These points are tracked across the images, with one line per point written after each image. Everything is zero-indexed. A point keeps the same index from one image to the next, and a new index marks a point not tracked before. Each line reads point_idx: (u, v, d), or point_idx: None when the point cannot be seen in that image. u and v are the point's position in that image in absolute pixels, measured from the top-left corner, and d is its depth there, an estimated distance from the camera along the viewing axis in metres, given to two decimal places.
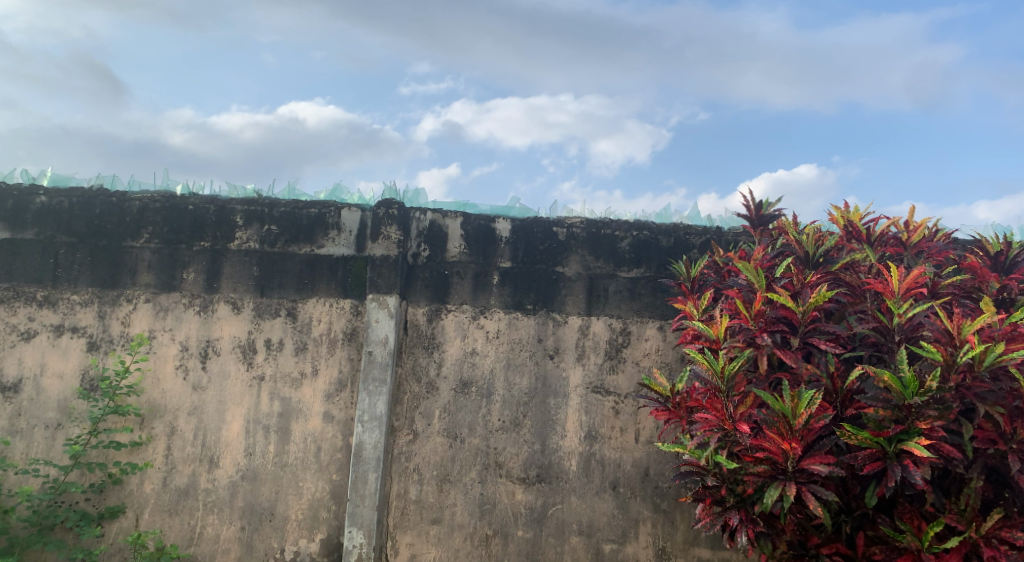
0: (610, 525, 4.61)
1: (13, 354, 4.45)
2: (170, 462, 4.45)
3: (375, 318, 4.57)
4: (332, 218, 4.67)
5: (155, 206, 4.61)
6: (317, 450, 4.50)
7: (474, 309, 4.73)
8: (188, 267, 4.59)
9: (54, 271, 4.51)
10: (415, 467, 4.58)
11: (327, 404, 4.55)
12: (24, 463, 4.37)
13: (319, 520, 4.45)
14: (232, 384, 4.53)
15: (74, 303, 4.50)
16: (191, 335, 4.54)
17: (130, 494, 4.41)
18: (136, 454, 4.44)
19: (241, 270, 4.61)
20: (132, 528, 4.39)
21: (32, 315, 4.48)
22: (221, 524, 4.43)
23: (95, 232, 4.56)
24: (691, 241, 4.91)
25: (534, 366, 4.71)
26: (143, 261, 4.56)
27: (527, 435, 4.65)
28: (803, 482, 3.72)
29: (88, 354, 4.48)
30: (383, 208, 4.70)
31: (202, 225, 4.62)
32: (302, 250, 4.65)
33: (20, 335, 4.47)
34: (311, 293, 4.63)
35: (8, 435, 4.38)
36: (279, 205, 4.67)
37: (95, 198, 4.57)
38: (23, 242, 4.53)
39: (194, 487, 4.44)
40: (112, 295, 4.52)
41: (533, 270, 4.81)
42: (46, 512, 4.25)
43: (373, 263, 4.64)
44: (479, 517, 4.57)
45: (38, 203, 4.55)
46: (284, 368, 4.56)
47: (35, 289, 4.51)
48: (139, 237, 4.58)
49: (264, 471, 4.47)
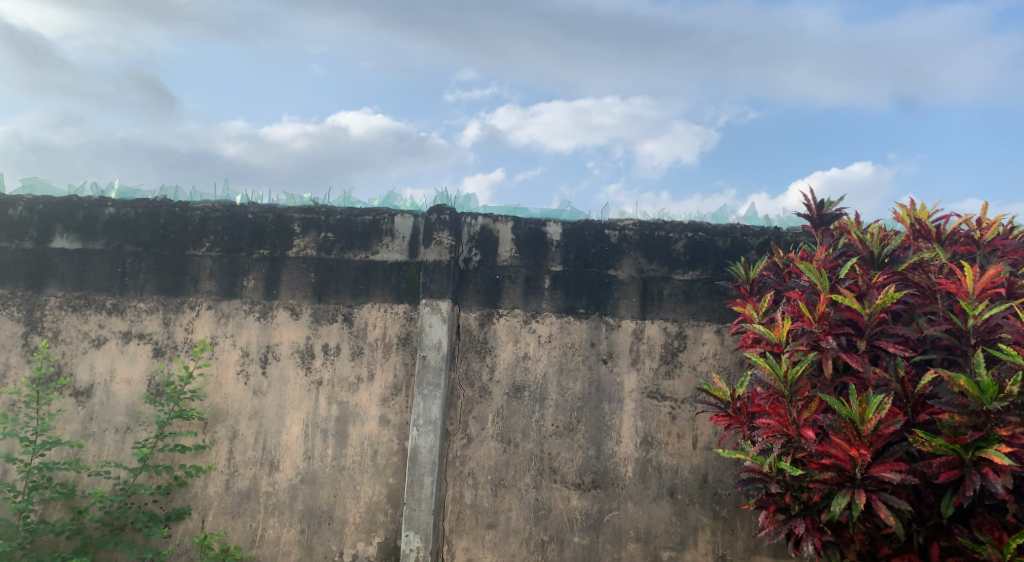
0: (668, 532, 4.53)
1: (85, 360, 4.62)
2: (232, 465, 4.56)
3: (428, 322, 4.61)
4: (385, 225, 4.74)
5: (216, 215, 4.74)
6: (374, 454, 4.56)
7: (527, 313, 4.72)
8: (249, 275, 4.70)
9: (123, 280, 4.68)
10: (469, 472, 4.59)
11: (383, 408, 4.60)
12: (96, 465, 4.52)
13: (376, 523, 4.50)
14: (292, 388, 4.62)
15: (141, 311, 4.66)
16: (251, 340, 4.65)
17: (195, 497, 4.53)
18: (200, 457, 4.56)
19: (298, 277, 4.70)
20: (197, 529, 4.51)
21: (102, 322, 4.65)
22: (281, 527, 4.51)
23: (160, 241, 4.71)
24: (748, 242, 4.80)
25: (588, 371, 4.67)
26: (205, 269, 4.70)
27: (582, 440, 4.61)
28: (873, 490, 3.58)
29: (154, 360, 4.62)
30: (435, 214, 4.72)
31: (261, 233, 4.73)
32: (357, 256, 4.72)
33: (91, 341, 4.63)
34: (366, 299, 4.69)
35: (81, 438, 4.54)
36: (335, 212, 4.74)
37: (159, 209, 4.73)
38: (92, 252, 4.70)
39: (255, 489, 4.54)
40: (176, 303, 4.67)
41: (585, 274, 4.77)
42: (118, 513, 4.39)
43: (426, 268, 4.68)
44: (536, 522, 4.55)
45: (106, 215, 4.72)
46: (341, 373, 4.63)
47: (104, 297, 4.67)
48: (201, 246, 4.71)
49: (322, 474, 4.55)
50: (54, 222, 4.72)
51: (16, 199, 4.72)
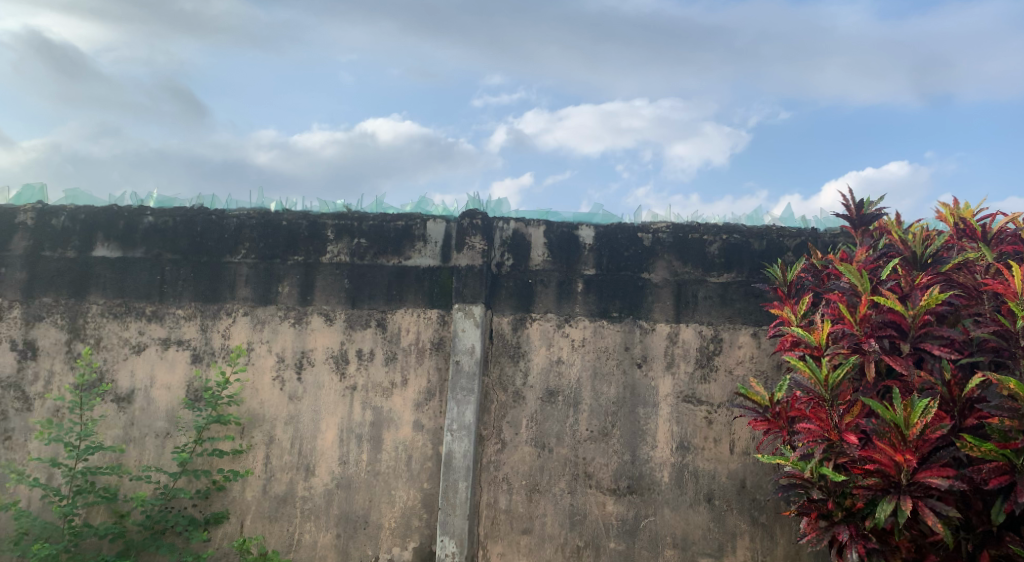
0: (706, 538, 4.46)
1: (126, 366, 4.70)
2: (269, 469, 4.60)
3: (461, 327, 4.60)
4: (418, 230, 4.75)
5: (252, 222, 4.81)
6: (408, 458, 4.57)
7: (559, 317, 4.69)
8: (284, 281, 4.75)
9: (161, 287, 4.76)
10: (503, 477, 4.57)
11: (417, 413, 4.61)
12: (137, 469, 4.60)
13: (411, 528, 4.51)
14: (327, 393, 4.65)
15: (180, 317, 4.73)
16: (287, 346, 4.70)
17: (233, 501, 4.58)
18: (237, 461, 4.61)
19: (332, 282, 4.74)
20: (236, 534, 4.56)
21: (142, 329, 4.73)
22: (318, 531, 4.54)
23: (197, 249, 4.79)
24: (785, 244, 4.72)
25: (622, 375, 4.63)
26: (242, 275, 4.76)
27: (616, 446, 4.56)
28: (920, 497, 3.48)
29: (192, 366, 4.69)
30: (467, 219, 4.73)
31: (296, 239, 4.78)
32: (390, 262, 4.74)
33: (131, 348, 4.72)
34: (399, 304, 4.70)
35: (123, 443, 4.62)
36: (368, 218, 4.78)
37: (197, 217, 4.81)
38: (132, 260, 4.79)
39: (292, 494, 4.58)
40: (214, 309, 4.73)
41: (619, 277, 4.73)
42: (158, 517, 4.46)
43: (458, 273, 4.68)
44: (571, 528, 4.51)
45: (145, 224, 4.81)
46: (375, 378, 4.65)
47: (144, 304, 4.75)
48: (237, 253, 4.78)
49: (358, 479, 4.57)
50: (95, 231, 4.82)
51: (59, 209, 4.84)
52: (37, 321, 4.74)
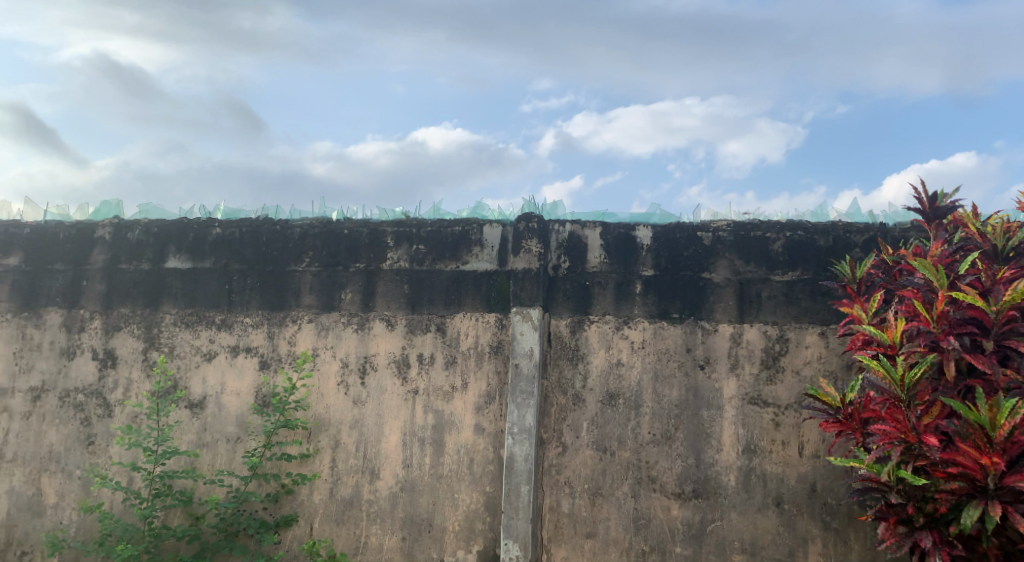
0: (776, 543, 4.35)
1: (199, 373, 4.87)
2: (335, 473, 4.69)
3: (519, 331, 4.61)
4: (475, 235, 4.79)
5: (314, 231, 4.93)
6: (470, 462, 4.59)
7: (619, 319, 4.65)
8: (346, 288, 4.85)
9: (230, 296, 4.91)
10: (566, 481, 4.55)
11: (478, 416, 4.63)
12: (210, 473, 4.75)
13: (475, 531, 4.53)
14: (389, 398, 4.72)
15: (248, 325, 4.88)
16: (350, 351, 4.79)
17: (302, 504, 4.68)
18: (305, 465, 4.72)
19: (392, 288, 4.81)
20: (305, 536, 4.66)
21: (213, 337, 4.89)
22: (384, 534, 4.60)
23: (263, 258, 4.93)
24: (852, 239, 4.57)
25: (684, 377, 4.55)
26: (306, 283, 4.87)
27: (680, 449, 4.49)
28: (1008, 502, 3.30)
29: (260, 372, 4.83)
30: (523, 223, 4.74)
31: (357, 247, 4.87)
32: (448, 267, 4.78)
33: (203, 355, 4.88)
34: (458, 309, 4.74)
35: (197, 448, 4.79)
36: (426, 224, 4.84)
37: (262, 227, 4.95)
38: (202, 270, 4.96)
39: (358, 497, 4.65)
40: (279, 317, 4.86)
41: (679, 278, 4.66)
42: (231, 519, 4.60)
43: (516, 277, 4.69)
44: (635, 532, 4.46)
45: (214, 235, 4.99)
46: (435, 383, 4.70)
47: (214, 313, 4.92)
48: (301, 261, 4.90)
49: (421, 482, 4.62)
50: (167, 243, 5.01)
51: (134, 223, 5.05)
52: (115, 331, 4.95)
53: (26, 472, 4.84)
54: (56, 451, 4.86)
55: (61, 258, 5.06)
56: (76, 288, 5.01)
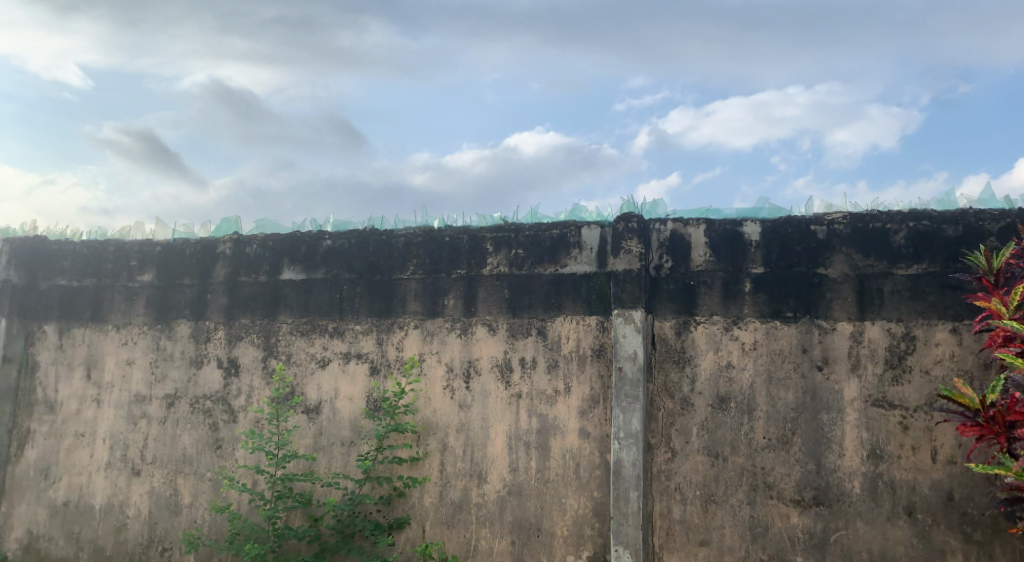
0: (908, 555, 4.06)
1: (314, 379, 5.07)
2: (444, 477, 4.75)
3: (622, 333, 4.52)
4: (574, 237, 4.75)
5: (417, 240, 5.04)
6: (577, 466, 4.55)
7: (727, 319, 4.48)
8: (448, 294, 4.91)
9: (341, 304, 5.09)
10: (676, 487, 4.41)
11: (582, 420, 4.58)
12: (327, 476, 4.92)
13: (584, 537, 4.48)
14: (493, 402, 4.74)
15: (358, 332, 5.03)
16: (454, 356, 4.85)
17: (413, 507, 4.77)
18: (415, 469, 4.80)
19: (494, 293, 4.84)
20: (418, 538, 4.74)
21: (326, 345, 5.08)
22: (493, 538, 4.62)
23: (370, 267, 5.08)
24: (985, 228, 4.22)
25: (801, 379, 4.33)
26: (410, 290, 4.98)
27: (798, 454, 4.27)
28: None
29: (370, 378, 4.97)
30: (623, 223, 4.65)
31: (459, 254, 4.94)
32: (548, 270, 4.76)
33: (318, 362, 5.08)
34: (559, 312, 4.71)
35: (314, 451, 4.98)
36: (524, 229, 4.84)
37: (369, 238, 5.12)
38: (315, 280, 5.16)
39: (466, 501, 4.69)
40: (387, 323, 4.99)
41: (790, 274, 4.44)
42: (348, 521, 4.74)
43: (616, 278, 4.60)
44: (752, 541, 4.27)
45: (324, 246, 5.19)
46: (539, 387, 4.68)
47: (327, 321, 5.10)
48: (406, 269, 5.01)
49: (529, 487, 4.61)
50: (282, 256, 5.26)
51: (251, 238, 5.33)
52: (237, 341, 5.23)
53: (164, 473, 5.17)
54: (189, 454, 5.17)
55: (188, 273, 5.40)
56: (202, 301, 5.33)
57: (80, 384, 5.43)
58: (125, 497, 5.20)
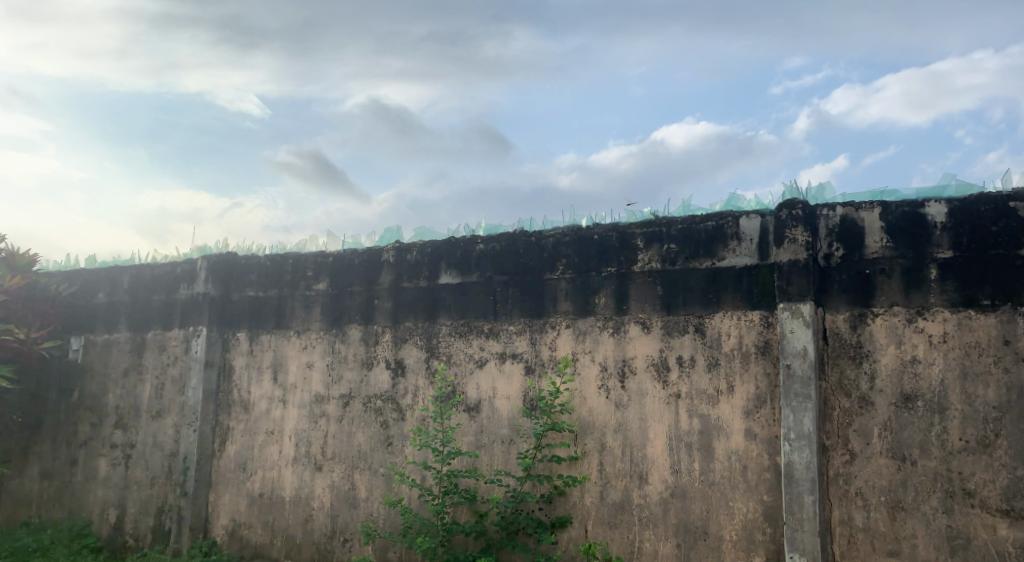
0: None
1: (473, 379, 5.19)
2: (604, 476, 4.70)
3: (790, 328, 4.27)
4: (730, 229, 4.55)
5: (567, 240, 5.04)
6: (744, 469, 4.35)
7: (910, 310, 4.12)
8: (600, 292, 4.87)
9: (495, 306, 5.19)
10: (857, 492, 4.09)
11: (748, 421, 4.38)
12: (489, 473, 5.03)
13: (755, 542, 4.28)
14: (651, 401, 4.64)
15: (513, 333, 5.10)
16: (609, 355, 4.79)
17: (575, 506, 4.75)
18: (575, 468, 4.79)
19: (647, 290, 4.74)
20: (581, 538, 4.72)
21: (483, 345, 5.19)
22: (658, 540, 4.51)
23: (521, 268, 5.14)
24: None
25: (1003, 375, 3.92)
26: (561, 290, 4.99)
27: (1005, 459, 3.87)
28: None
29: (526, 377, 5.02)
30: (785, 210, 4.39)
31: (607, 252, 4.89)
32: (703, 264, 4.59)
33: (475, 362, 5.20)
34: (717, 308, 4.54)
35: (476, 449, 5.10)
36: (676, 223, 4.71)
37: (518, 240, 5.18)
38: (470, 283, 5.30)
39: (628, 502, 4.62)
40: (540, 323, 5.02)
41: (986, 258, 4.01)
42: (511, 518, 4.80)
43: (780, 270, 4.35)
44: (950, 553, 3.90)
45: (477, 250, 5.32)
46: (699, 386, 4.53)
47: (482, 322, 5.22)
48: (555, 269, 5.02)
49: (693, 489, 4.46)
50: (439, 261, 5.44)
51: (411, 245, 5.57)
52: (403, 343, 5.47)
53: (343, 468, 5.50)
54: (363, 450, 5.47)
55: (357, 280, 5.72)
56: (369, 307, 5.63)
57: (268, 386, 5.90)
58: (310, 490, 5.58)
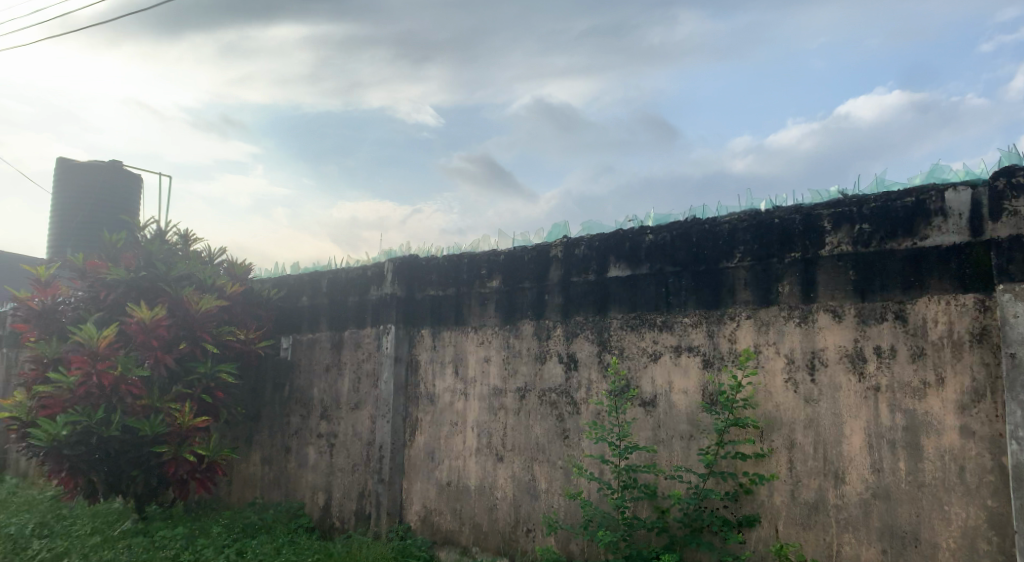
0: None
1: (647, 373, 5.08)
2: (795, 474, 4.42)
3: (1013, 313, 3.82)
4: (934, 205, 4.13)
5: (744, 225, 4.79)
6: (961, 470, 3.95)
7: None
8: (783, 280, 4.60)
9: (667, 298, 5.05)
10: None
11: (964, 417, 3.97)
12: (669, 468, 4.89)
13: (978, 551, 3.87)
14: (846, 396, 4.31)
15: (687, 325, 4.94)
16: (796, 346, 4.51)
17: (763, 506, 4.50)
18: (762, 465, 4.54)
19: (837, 276, 4.41)
20: (772, 539, 4.45)
21: (656, 338, 5.07)
22: (860, 545, 4.18)
23: (695, 258, 4.96)
24: None
25: None
26: (740, 279, 4.76)
27: None
28: None
29: (705, 371, 4.84)
30: (1005, 179, 3.94)
31: (791, 236, 4.60)
32: (903, 245, 4.21)
33: (649, 356, 5.08)
34: (922, 292, 4.15)
35: (654, 445, 4.98)
36: (868, 201, 4.33)
37: (691, 228, 5.00)
38: (640, 276, 5.19)
39: (823, 502, 4.32)
40: (717, 315, 4.82)
41: None
42: (695, 515, 4.64)
43: (999, 248, 3.90)
44: None
45: (647, 241, 5.19)
46: (902, 378, 4.16)
47: (654, 314, 5.10)
48: (733, 257, 4.80)
49: (899, 490, 4.10)
50: (608, 254, 5.37)
51: (579, 240, 5.54)
52: (574, 337, 5.46)
53: (523, 459, 5.58)
54: (542, 443, 5.52)
55: (527, 277, 5.78)
56: (541, 303, 5.67)
57: (450, 380, 6.09)
58: (493, 480, 5.70)
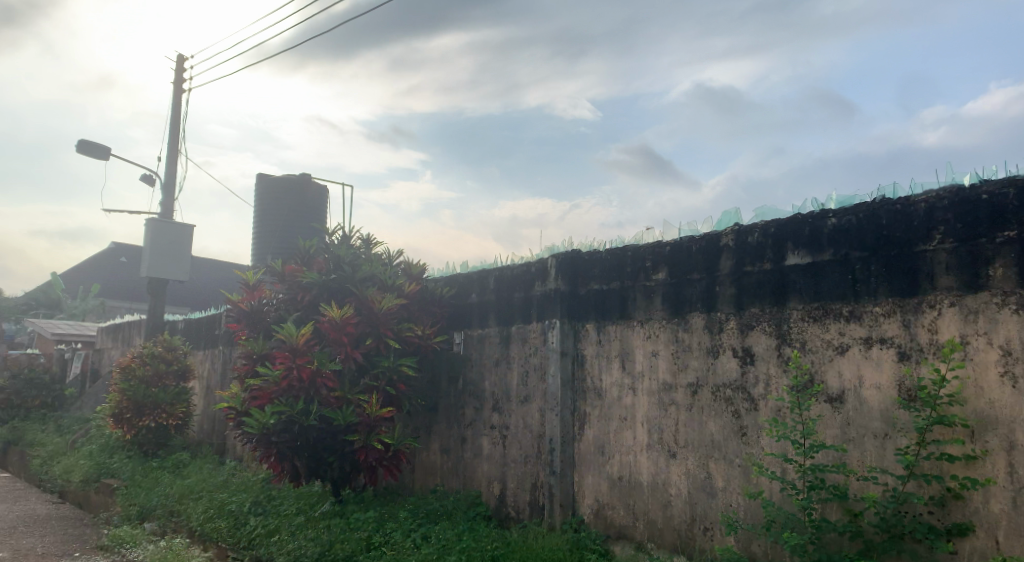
0: None
1: (833, 367, 4.75)
2: (1016, 480, 4.01)
3: None
4: None
5: (944, 203, 4.39)
6: None
7: None
8: (994, 263, 4.18)
9: (855, 285, 4.71)
10: None
11: None
12: (862, 469, 4.54)
13: None
14: None
15: (879, 315, 4.59)
16: (1012, 336, 4.09)
17: (977, 513, 4.10)
18: (973, 469, 4.13)
19: None
20: (989, 550, 4.05)
21: (842, 330, 4.73)
22: None
23: (886, 242, 4.60)
24: None
25: None
26: (941, 263, 4.37)
27: None
28: None
29: (901, 364, 4.47)
30: None
31: (1003, 214, 4.17)
32: None
33: (835, 349, 4.75)
34: None
35: (844, 443, 4.64)
36: None
37: (880, 209, 4.64)
38: (823, 263, 4.87)
39: None
40: (914, 303, 4.46)
41: None
42: (894, 520, 4.26)
43: None
44: None
45: (829, 226, 4.85)
46: None
47: (840, 305, 4.76)
48: (932, 239, 4.42)
49: None
50: (785, 241, 5.08)
51: (752, 227, 5.28)
52: (749, 330, 5.21)
53: (698, 456, 5.40)
54: (717, 439, 5.31)
55: (697, 268, 5.58)
56: (712, 294, 5.46)
57: (618, 374, 6.01)
58: (666, 476, 5.56)
